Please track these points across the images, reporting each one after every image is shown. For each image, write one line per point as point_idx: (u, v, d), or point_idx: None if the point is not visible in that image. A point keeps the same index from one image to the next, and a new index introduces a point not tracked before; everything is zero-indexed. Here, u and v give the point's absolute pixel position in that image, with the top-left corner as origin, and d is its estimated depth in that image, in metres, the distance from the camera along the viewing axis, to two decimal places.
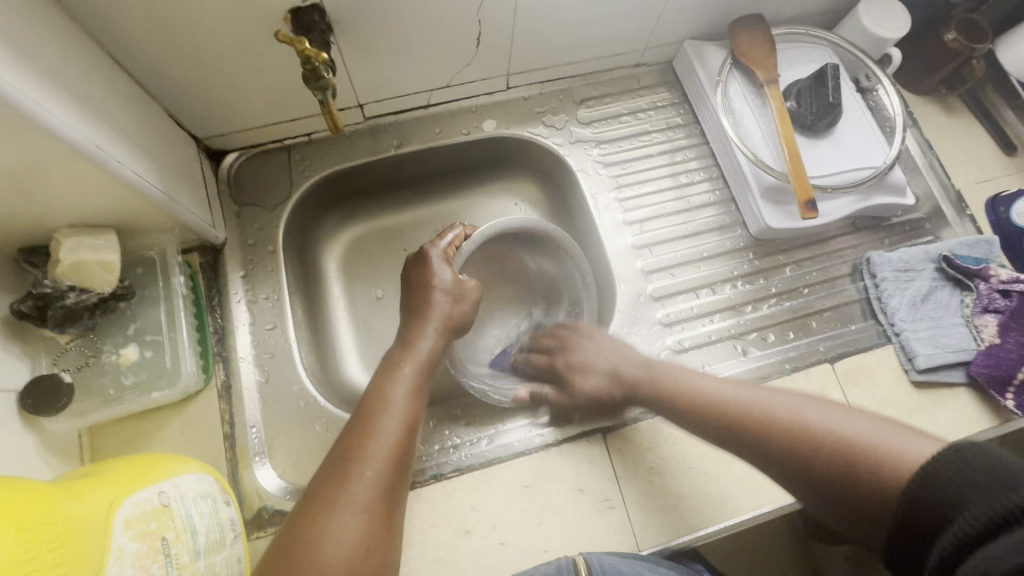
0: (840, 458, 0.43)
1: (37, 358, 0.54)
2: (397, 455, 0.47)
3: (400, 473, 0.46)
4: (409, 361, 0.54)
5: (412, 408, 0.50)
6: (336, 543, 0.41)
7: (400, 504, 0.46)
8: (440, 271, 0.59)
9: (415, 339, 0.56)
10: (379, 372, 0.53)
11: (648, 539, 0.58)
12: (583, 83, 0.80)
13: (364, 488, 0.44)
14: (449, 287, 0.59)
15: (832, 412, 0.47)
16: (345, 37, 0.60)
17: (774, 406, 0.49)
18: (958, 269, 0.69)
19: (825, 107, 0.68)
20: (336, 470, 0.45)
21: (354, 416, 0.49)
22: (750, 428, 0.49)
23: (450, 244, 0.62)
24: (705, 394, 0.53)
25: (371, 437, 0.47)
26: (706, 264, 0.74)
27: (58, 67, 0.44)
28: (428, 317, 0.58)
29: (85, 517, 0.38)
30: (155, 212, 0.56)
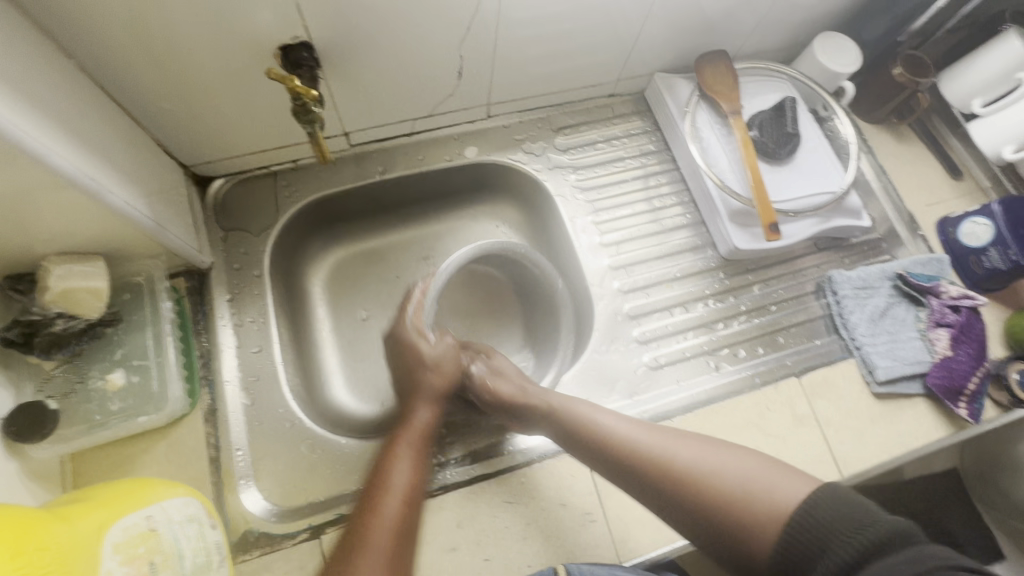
0: (728, 504, 0.47)
1: (22, 385, 0.54)
2: (400, 532, 0.50)
3: (405, 547, 0.49)
4: (406, 443, 0.58)
5: (414, 471, 0.55)
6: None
7: (407, 574, 0.49)
8: (424, 343, 0.67)
9: (411, 428, 0.61)
10: (378, 460, 0.57)
11: (629, 551, 0.60)
12: (560, 112, 0.84)
13: (371, 569, 0.46)
14: (437, 354, 0.66)
15: (709, 449, 0.51)
16: (332, 70, 0.63)
17: (677, 456, 0.51)
18: (912, 286, 0.74)
19: (786, 135, 0.75)
20: (345, 555, 0.48)
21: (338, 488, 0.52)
22: (653, 469, 0.52)
23: (422, 296, 0.70)
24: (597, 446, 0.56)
25: (376, 517, 0.50)
26: (679, 284, 0.77)
27: (52, 101, 0.46)
28: (420, 405, 0.63)
29: (75, 543, 0.38)
30: (144, 239, 0.57)
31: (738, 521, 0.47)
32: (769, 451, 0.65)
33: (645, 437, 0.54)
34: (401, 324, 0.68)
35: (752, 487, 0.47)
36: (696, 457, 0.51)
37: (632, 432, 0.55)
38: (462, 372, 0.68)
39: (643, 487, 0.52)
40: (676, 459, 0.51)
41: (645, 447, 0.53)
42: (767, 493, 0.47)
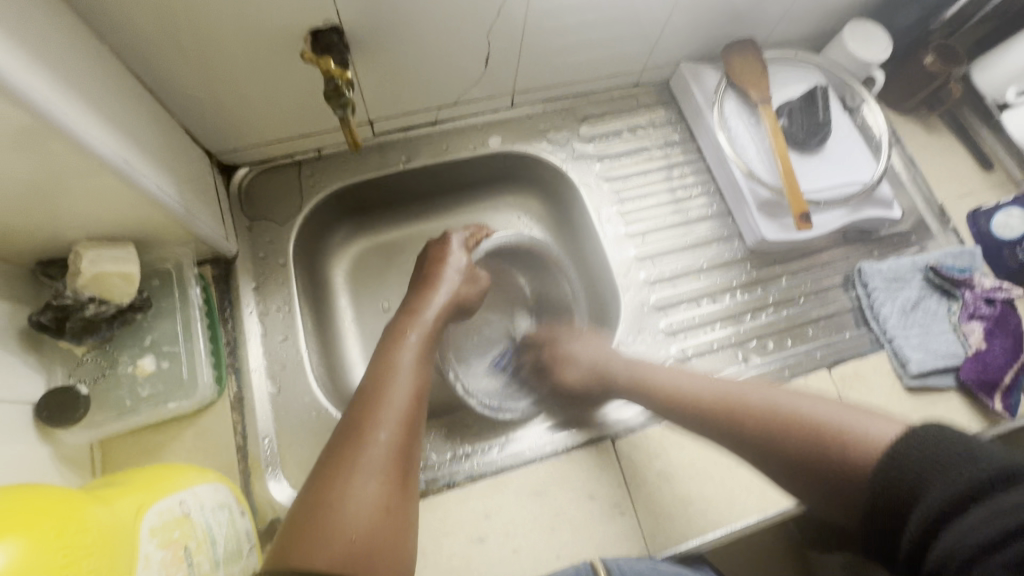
0: (810, 443, 0.45)
1: (53, 370, 0.54)
2: (408, 423, 0.47)
3: (412, 437, 0.47)
4: (414, 332, 0.55)
5: (421, 370, 0.52)
6: (358, 504, 0.41)
7: (414, 466, 0.46)
8: (452, 254, 0.65)
9: (421, 311, 0.58)
10: (384, 342, 0.54)
11: (659, 544, 0.59)
12: (585, 101, 0.83)
13: (381, 450, 0.44)
14: (462, 269, 0.64)
15: (800, 398, 0.49)
16: (360, 56, 0.62)
17: (758, 404, 0.51)
18: (945, 278, 0.72)
19: (815, 125, 0.73)
20: (351, 436, 0.45)
21: (363, 386, 0.49)
22: (731, 408, 0.52)
23: (471, 236, 0.68)
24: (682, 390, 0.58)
25: (384, 401, 0.47)
26: (705, 275, 0.76)
27: (87, 84, 0.45)
28: (433, 293, 0.60)
29: (115, 525, 0.38)
30: (174, 225, 0.56)
31: (831, 464, 0.43)
32: None
33: (718, 394, 0.55)
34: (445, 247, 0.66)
35: (839, 426, 0.44)
36: (786, 401, 0.50)
37: (708, 391, 0.56)
38: (478, 297, 0.66)
39: (733, 442, 0.51)
40: (752, 407, 0.51)
41: (734, 396, 0.53)
42: (856, 431, 0.43)
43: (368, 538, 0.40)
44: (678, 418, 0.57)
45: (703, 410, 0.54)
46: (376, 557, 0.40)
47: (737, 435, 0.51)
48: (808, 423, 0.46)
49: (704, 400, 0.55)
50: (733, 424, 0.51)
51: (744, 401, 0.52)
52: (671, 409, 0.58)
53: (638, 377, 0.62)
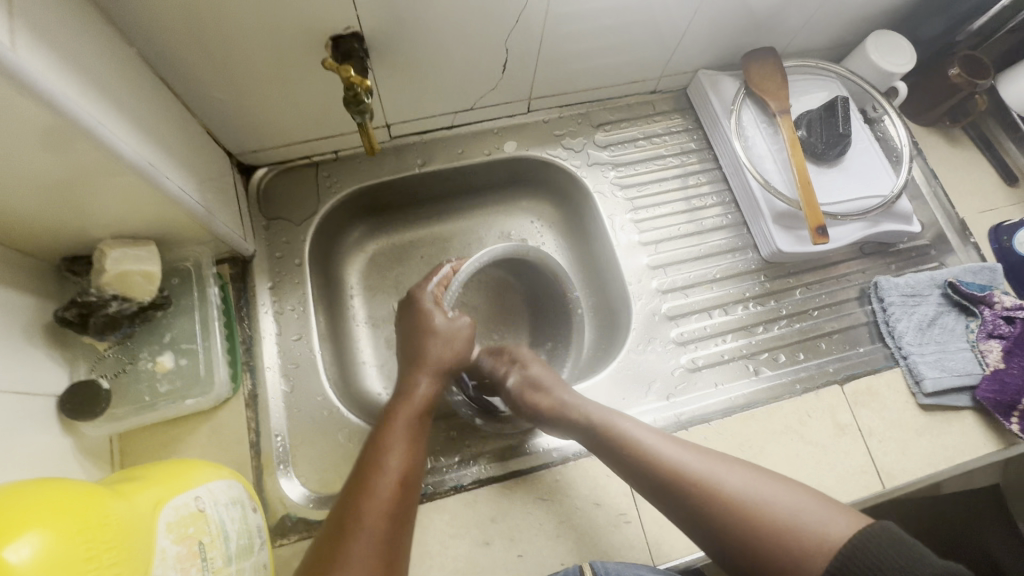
0: (773, 533, 0.44)
1: (76, 364, 0.56)
2: (395, 515, 0.47)
3: (397, 531, 0.46)
4: (403, 415, 0.55)
5: (409, 456, 0.51)
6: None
7: (400, 560, 0.46)
8: (433, 317, 0.63)
9: (412, 388, 0.58)
10: (375, 428, 0.55)
11: (663, 554, 0.59)
12: (601, 107, 0.83)
13: (363, 554, 0.44)
14: (443, 330, 0.62)
15: (762, 481, 0.48)
16: (379, 61, 0.63)
17: (726, 483, 0.48)
18: (963, 295, 0.71)
19: (836, 137, 0.71)
20: (336, 536, 0.45)
21: (350, 480, 0.50)
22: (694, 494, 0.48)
23: (438, 284, 0.67)
24: (649, 453, 0.52)
25: (368, 498, 0.47)
26: (718, 286, 0.76)
27: (114, 86, 0.47)
28: (421, 366, 0.60)
29: (134, 519, 0.39)
30: (194, 224, 0.58)
31: (784, 553, 0.44)
32: (808, 460, 0.64)
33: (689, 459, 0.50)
34: (419, 310, 0.64)
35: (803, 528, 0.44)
36: (741, 486, 0.48)
37: (683, 455, 0.51)
38: (470, 347, 0.64)
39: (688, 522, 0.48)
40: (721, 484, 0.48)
41: (703, 472, 0.49)
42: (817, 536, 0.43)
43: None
44: (634, 474, 0.52)
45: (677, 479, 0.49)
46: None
47: (696, 512, 0.48)
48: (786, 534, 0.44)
49: (676, 470, 0.50)
50: (704, 493, 0.48)
51: (713, 479, 0.48)
52: (632, 468, 0.52)
53: (607, 427, 0.56)
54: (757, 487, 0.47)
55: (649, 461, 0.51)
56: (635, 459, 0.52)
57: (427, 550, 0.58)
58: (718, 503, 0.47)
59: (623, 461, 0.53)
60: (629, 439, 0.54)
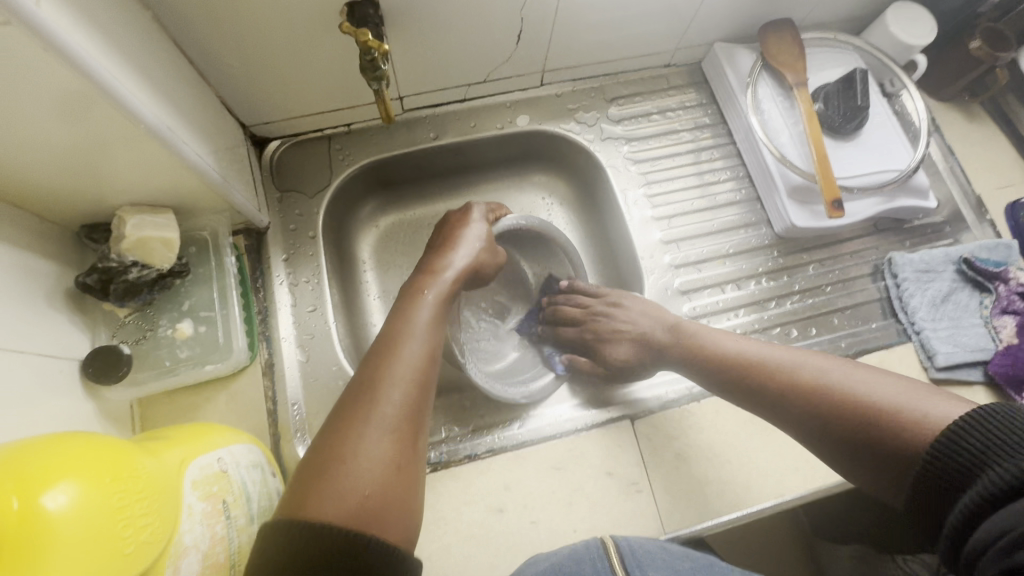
0: (873, 414, 0.44)
1: (97, 330, 0.57)
2: (423, 381, 0.46)
3: (425, 398, 0.45)
4: (432, 290, 0.55)
5: (435, 331, 0.50)
6: (369, 460, 0.40)
7: (426, 428, 0.45)
8: (472, 224, 0.63)
9: (439, 271, 0.57)
10: (401, 299, 0.54)
11: (674, 522, 0.60)
12: (615, 81, 0.82)
13: (393, 409, 0.43)
14: (481, 235, 0.63)
15: (870, 375, 0.47)
16: (392, 30, 0.62)
17: (807, 366, 0.50)
18: (978, 271, 0.70)
19: (853, 109, 0.71)
20: (362, 390, 0.44)
21: (375, 345, 0.48)
22: (781, 374, 0.51)
23: (490, 210, 0.67)
24: (727, 351, 0.57)
25: (395, 359, 0.46)
26: (731, 261, 0.76)
27: (134, 50, 0.47)
28: (452, 256, 0.60)
29: (162, 474, 0.40)
30: (211, 194, 0.58)
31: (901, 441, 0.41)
32: None
33: (756, 355, 0.54)
34: (463, 216, 0.65)
35: (904, 411, 0.42)
36: (842, 375, 0.47)
37: (775, 353, 0.53)
38: (495, 267, 0.65)
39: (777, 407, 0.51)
40: (801, 372, 0.50)
41: (764, 357, 0.53)
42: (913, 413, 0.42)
43: (380, 494, 0.39)
44: (714, 373, 0.57)
45: (767, 381, 0.52)
46: (388, 513, 0.39)
47: (788, 405, 0.50)
48: (876, 418, 0.43)
49: (751, 359, 0.54)
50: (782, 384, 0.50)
51: (791, 364, 0.51)
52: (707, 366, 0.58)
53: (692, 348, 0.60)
54: (837, 372, 0.48)
55: (723, 364, 0.56)
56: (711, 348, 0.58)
57: (441, 517, 0.59)
58: (804, 386, 0.49)
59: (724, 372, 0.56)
60: (714, 344, 0.58)
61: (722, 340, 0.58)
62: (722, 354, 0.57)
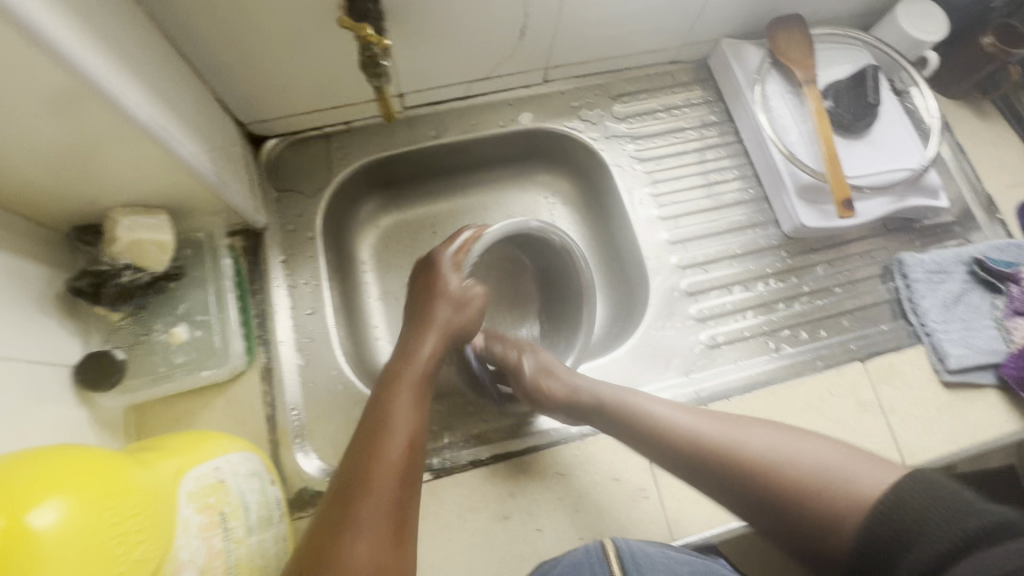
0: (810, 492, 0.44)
1: (90, 335, 0.55)
2: (405, 474, 0.45)
3: (405, 486, 0.44)
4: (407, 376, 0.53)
5: (417, 419, 0.50)
6: (350, 567, 0.38)
7: (409, 517, 0.44)
8: (447, 279, 0.62)
9: (415, 352, 0.56)
10: (374, 390, 0.52)
11: (682, 530, 0.58)
12: (619, 78, 0.80)
13: (372, 511, 0.42)
14: (454, 296, 0.61)
15: (802, 441, 0.48)
16: (394, 25, 0.60)
17: (748, 446, 0.48)
18: (990, 272, 0.69)
19: (865, 107, 0.71)
20: (340, 495, 0.42)
21: (352, 443, 0.47)
22: (719, 460, 0.49)
23: (461, 248, 0.65)
24: (661, 418, 0.53)
25: (376, 456, 0.45)
26: (739, 261, 0.74)
27: (126, 45, 0.45)
28: (429, 334, 0.58)
29: (157, 487, 0.38)
30: (207, 194, 0.56)
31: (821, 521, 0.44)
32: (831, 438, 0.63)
33: (714, 428, 0.51)
34: (436, 272, 0.63)
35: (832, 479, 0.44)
36: (765, 449, 0.48)
37: (705, 425, 0.51)
38: (474, 323, 0.63)
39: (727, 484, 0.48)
40: (741, 447, 0.48)
41: (701, 432, 0.51)
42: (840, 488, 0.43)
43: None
44: (654, 448, 0.53)
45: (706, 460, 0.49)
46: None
47: (733, 483, 0.48)
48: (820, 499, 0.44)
49: (700, 435, 0.51)
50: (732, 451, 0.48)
51: (737, 444, 0.49)
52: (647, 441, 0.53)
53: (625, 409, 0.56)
54: (778, 444, 0.48)
55: (673, 439, 0.51)
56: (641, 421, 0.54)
57: (444, 525, 0.58)
58: (754, 471, 0.47)
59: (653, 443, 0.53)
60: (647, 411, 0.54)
61: (642, 403, 0.55)
62: (646, 421, 0.54)
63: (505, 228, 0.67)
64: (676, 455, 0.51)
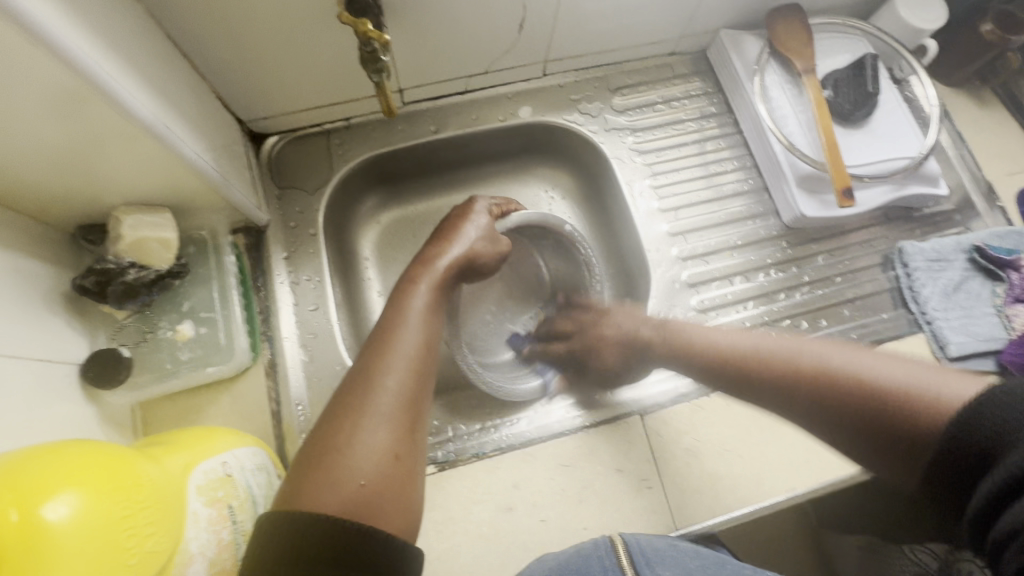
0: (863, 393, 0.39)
1: (96, 333, 0.56)
2: (419, 370, 0.44)
3: (424, 383, 0.44)
4: (426, 278, 0.52)
5: (432, 322, 0.49)
6: (367, 451, 0.39)
7: (425, 412, 0.43)
8: (477, 216, 0.62)
9: (436, 260, 0.54)
10: (396, 289, 0.52)
11: (684, 519, 0.59)
12: (618, 71, 0.80)
13: (392, 399, 0.42)
14: (483, 228, 0.61)
15: (890, 363, 0.40)
16: (392, 21, 0.60)
17: (801, 348, 0.46)
18: (990, 259, 0.69)
19: (864, 95, 0.70)
20: (358, 382, 0.42)
21: (370, 339, 0.46)
22: (746, 356, 0.50)
23: (498, 206, 0.66)
24: (713, 338, 0.55)
25: (391, 348, 0.44)
26: (739, 252, 0.74)
27: (127, 44, 0.45)
28: (450, 243, 0.57)
29: (167, 481, 0.39)
30: (209, 192, 0.57)
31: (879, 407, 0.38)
32: None
33: (758, 344, 0.50)
34: (469, 207, 0.63)
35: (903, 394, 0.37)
36: (816, 352, 0.45)
37: (736, 342, 0.52)
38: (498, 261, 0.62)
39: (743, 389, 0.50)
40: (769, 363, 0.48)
41: (757, 346, 0.50)
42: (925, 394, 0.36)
43: (377, 485, 0.38)
44: (690, 363, 0.56)
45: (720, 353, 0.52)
46: (387, 503, 0.38)
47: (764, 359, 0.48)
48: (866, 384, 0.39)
49: (734, 349, 0.52)
50: (757, 367, 0.48)
51: (777, 352, 0.48)
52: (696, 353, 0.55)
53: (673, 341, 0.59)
54: (837, 358, 0.43)
55: (705, 354, 0.54)
56: (699, 341, 0.56)
57: (450, 517, 0.58)
58: (781, 366, 0.46)
59: (693, 360, 0.55)
60: (703, 342, 0.55)
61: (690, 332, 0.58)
62: (689, 339, 0.57)
63: (534, 216, 0.68)
64: (712, 364, 0.53)
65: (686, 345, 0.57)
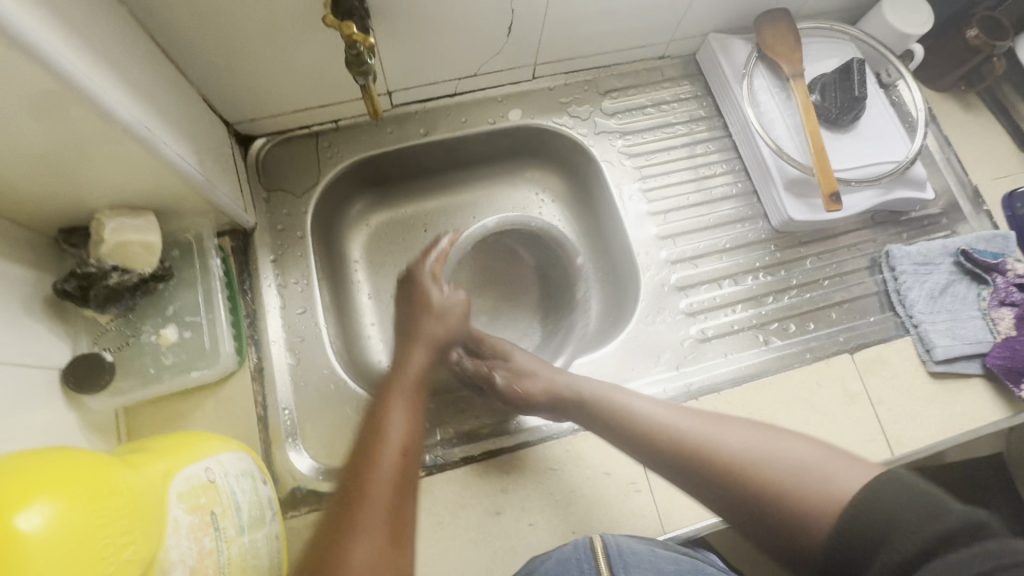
0: (782, 487, 0.45)
1: (78, 337, 0.55)
2: (401, 473, 0.45)
3: (407, 483, 0.45)
4: (399, 388, 0.54)
5: (409, 421, 0.50)
6: (358, 563, 0.39)
7: (411, 501, 0.44)
8: (435, 289, 0.64)
9: (409, 366, 0.57)
10: (370, 406, 0.53)
11: (672, 522, 0.59)
12: (608, 74, 0.80)
13: (376, 508, 0.42)
14: (448, 309, 0.62)
15: (785, 452, 0.47)
16: (380, 23, 0.60)
17: (724, 444, 0.49)
18: (975, 263, 0.70)
19: (851, 100, 0.69)
20: (342, 505, 0.43)
21: (350, 460, 0.47)
22: (681, 449, 0.50)
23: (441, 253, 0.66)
24: (637, 412, 0.55)
25: (374, 461, 0.45)
26: (728, 255, 0.75)
27: (109, 46, 0.45)
28: (420, 342, 0.59)
29: (146, 488, 0.38)
30: (195, 195, 0.56)
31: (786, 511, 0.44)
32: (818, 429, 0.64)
33: (689, 427, 0.52)
34: (433, 269, 0.65)
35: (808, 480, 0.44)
36: (737, 444, 0.49)
37: (679, 419, 0.53)
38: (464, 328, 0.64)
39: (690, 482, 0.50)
40: (721, 446, 0.49)
41: (682, 432, 0.51)
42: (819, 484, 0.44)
43: None
44: (635, 451, 0.54)
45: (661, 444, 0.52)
46: None
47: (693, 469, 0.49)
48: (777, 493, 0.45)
49: (665, 432, 0.52)
50: (693, 458, 0.49)
51: (710, 440, 0.50)
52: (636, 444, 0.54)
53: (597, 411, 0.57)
54: (749, 440, 0.49)
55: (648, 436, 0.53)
56: (620, 420, 0.55)
57: (438, 521, 0.58)
58: (709, 459, 0.49)
59: (622, 436, 0.55)
60: (628, 420, 0.55)
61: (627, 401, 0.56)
62: (629, 421, 0.55)
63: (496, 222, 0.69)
64: (646, 451, 0.53)
65: (607, 416, 0.56)
